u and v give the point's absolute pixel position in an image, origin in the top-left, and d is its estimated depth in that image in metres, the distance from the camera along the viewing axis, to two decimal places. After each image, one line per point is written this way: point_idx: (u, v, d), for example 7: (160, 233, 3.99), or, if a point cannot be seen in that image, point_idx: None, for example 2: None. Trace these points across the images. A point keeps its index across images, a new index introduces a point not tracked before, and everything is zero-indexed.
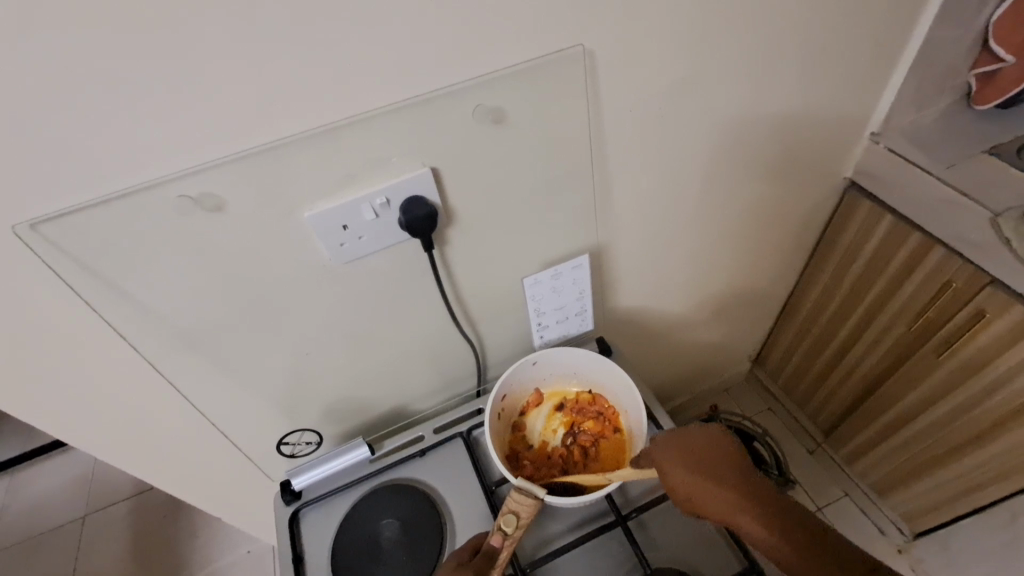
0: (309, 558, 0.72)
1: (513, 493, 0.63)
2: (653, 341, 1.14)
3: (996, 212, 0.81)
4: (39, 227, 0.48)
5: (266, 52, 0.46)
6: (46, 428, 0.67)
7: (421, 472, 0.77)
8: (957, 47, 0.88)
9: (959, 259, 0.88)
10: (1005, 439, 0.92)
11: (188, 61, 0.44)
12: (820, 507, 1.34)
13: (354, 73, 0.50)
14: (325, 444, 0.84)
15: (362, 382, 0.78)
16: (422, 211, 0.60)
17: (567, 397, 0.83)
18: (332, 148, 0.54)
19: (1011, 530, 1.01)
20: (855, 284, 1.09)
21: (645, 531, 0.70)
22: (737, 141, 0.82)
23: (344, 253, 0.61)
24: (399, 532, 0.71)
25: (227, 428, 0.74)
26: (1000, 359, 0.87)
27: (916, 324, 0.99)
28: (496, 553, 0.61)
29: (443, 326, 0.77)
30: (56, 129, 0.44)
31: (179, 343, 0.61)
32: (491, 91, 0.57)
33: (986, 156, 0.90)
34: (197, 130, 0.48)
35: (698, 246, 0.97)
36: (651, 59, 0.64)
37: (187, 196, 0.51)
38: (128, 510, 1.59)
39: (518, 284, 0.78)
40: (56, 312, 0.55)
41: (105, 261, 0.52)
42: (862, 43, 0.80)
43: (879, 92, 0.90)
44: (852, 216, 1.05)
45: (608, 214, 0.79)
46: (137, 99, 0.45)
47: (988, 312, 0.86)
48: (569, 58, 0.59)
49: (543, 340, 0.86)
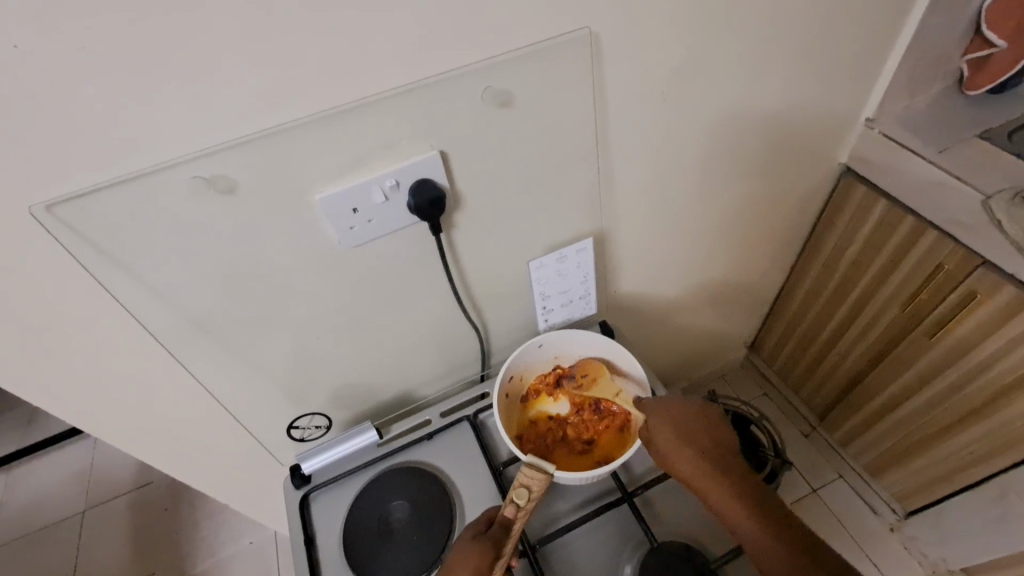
0: (320, 539, 0.73)
1: (524, 467, 0.65)
2: (652, 327, 1.15)
3: (988, 195, 0.83)
4: (54, 209, 0.48)
5: (279, 34, 0.47)
6: (57, 411, 0.67)
7: (427, 455, 0.79)
8: (950, 32, 0.89)
9: (950, 240, 0.90)
10: (999, 415, 0.94)
11: (201, 43, 0.45)
12: (815, 488, 1.38)
13: (367, 59, 0.51)
14: (334, 428, 0.85)
15: (370, 367, 0.79)
16: (432, 193, 0.61)
17: (547, 377, 0.83)
18: (344, 132, 0.54)
19: (1003, 506, 1.02)
20: (850, 269, 1.11)
21: (650, 506, 0.71)
22: (735, 127, 0.83)
23: (354, 236, 0.62)
24: (410, 512, 0.73)
25: (236, 411, 0.75)
26: (990, 338, 0.89)
27: (909, 306, 1.01)
28: (510, 524, 0.62)
29: (450, 311, 0.78)
30: (74, 111, 0.44)
31: (191, 327, 0.62)
32: (498, 74, 0.58)
33: (979, 141, 0.92)
34: (210, 112, 0.48)
35: (698, 231, 0.98)
36: (654, 44, 0.65)
37: (201, 176, 0.51)
38: (128, 504, 1.58)
39: (522, 268, 0.79)
40: (70, 293, 0.56)
41: (119, 244, 0.52)
42: (859, 27, 0.81)
43: (873, 78, 0.92)
44: (846, 201, 1.07)
45: (610, 198, 0.80)
46: (150, 81, 0.45)
47: (980, 292, 0.88)
48: (574, 42, 0.60)
49: (547, 324, 0.88)
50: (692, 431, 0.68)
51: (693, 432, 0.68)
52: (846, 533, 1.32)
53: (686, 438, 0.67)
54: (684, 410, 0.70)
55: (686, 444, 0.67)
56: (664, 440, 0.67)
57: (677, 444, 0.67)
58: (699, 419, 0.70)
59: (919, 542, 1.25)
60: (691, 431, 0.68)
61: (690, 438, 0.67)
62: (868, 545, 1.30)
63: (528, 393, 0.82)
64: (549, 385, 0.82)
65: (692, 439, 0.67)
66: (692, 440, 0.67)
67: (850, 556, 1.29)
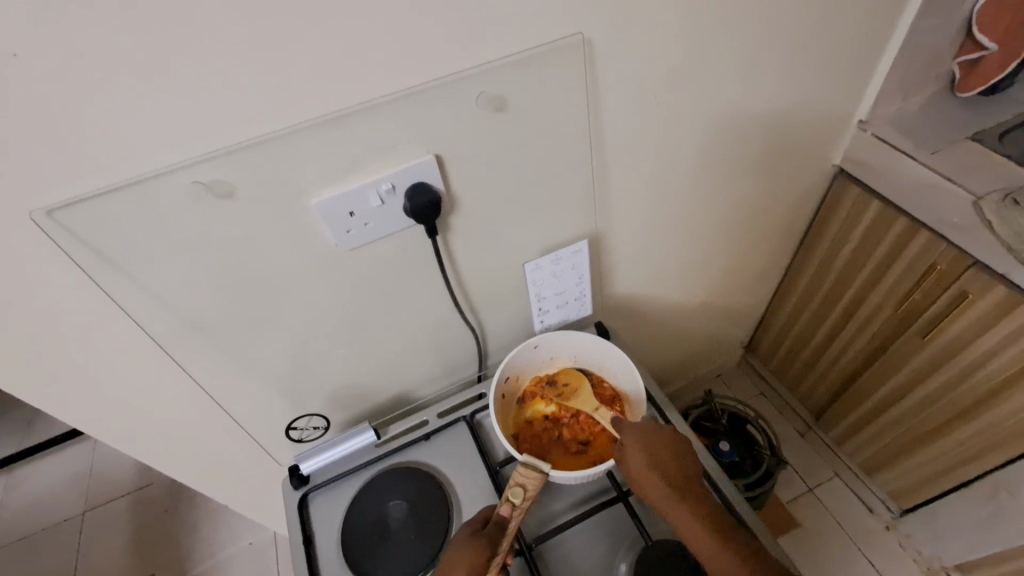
0: (319, 539, 0.73)
1: (519, 467, 0.66)
2: (649, 327, 1.16)
3: (979, 195, 0.84)
4: (55, 214, 0.49)
5: (277, 41, 0.47)
6: (57, 412, 0.68)
7: (424, 455, 0.79)
8: (941, 35, 0.90)
9: (942, 241, 0.91)
10: (991, 414, 0.95)
11: (199, 51, 0.45)
12: (811, 487, 1.39)
13: (363, 65, 0.52)
14: (332, 429, 0.85)
15: (367, 368, 0.80)
16: (428, 196, 0.61)
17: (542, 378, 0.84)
18: (341, 137, 0.55)
19: (995, 504, 1.03)
20: (844, 269, 1.12)
21: (645, 505, 0.72)
22: (727, 130, 0.84)
23: (351, 239, 0.62)
24: (408, 512, 0.73)
25: (234, 413, 0.76)
26: (982, 337, 0.90)
27: (903, 305, 1.02)
28: (506, 523, 0.63)
29: (447, 313, 0.79)
30: (74, 117, 0.45)
31: (190, 329, 0.63)
32: (493, 80, 0.59)
33: (970, 142, 0.93)
34: (209, 119, 0.49)
35: (692, 232, 0.99)
36: (647, 48, 0.66)
37: (200, 181, 0.52)
38: (127, 506, 1.59)
39: (519, 270, 0.80)
40: (72, 296, 0.56)
41: (118, 247, 0.53)
42: (850, 30, 0.82)
43: (865, 80, 0.93)
44: (840, 202, 1.08)
45: (605, 200, 0.81)
46: (149, 88, 0.46)
47: (971, 291, 0.88)
48: (568, 47, 0.61)
49: (544, 325, 0.89)
50: (665, 458, 0.67)
51: (667, 459, 0.67)
52: (842, 531, 1.33)
53: (658, 466, 0.66)
54: (657, 437, 0.69)
55: (657, 471, 0.65)
56: (635, 468, 0.66)
57: (648, 471, 0.66)
58: (673, 446, 0.68)
59: (914, 540, 1.26)
60: (665, 459, 0.67)
61: (663, 466, 0.66)
62: (864, 543, 1.31)
63: (523, 393, 0.83)
64: (545, 386, 0.83)
65: (665, 468, 0.66)
66: (665, 469, 0.66)
67: (846, 554, 1.30)
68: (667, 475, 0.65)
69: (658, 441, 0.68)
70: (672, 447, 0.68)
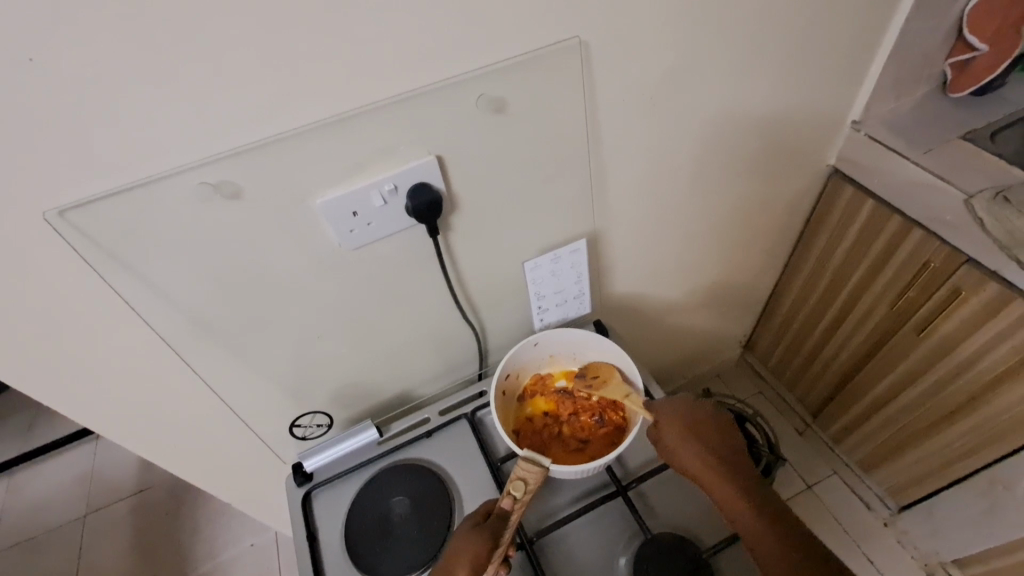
0: (322, 535, 0.74)
1: (521, 462, 0.67)
2: (647, 326, 1.17)
3: (970, 193, 0.85)
4: (67, 214, 0.50)
5: (282, 46, 0.49)
6: (65, 410, 0.69)
7: (426, 452, 0.80)
8: (933, 37, 0.92)
9: (935, 239, 0.92)
10: (986, 409, 0.96)
11: (207, 56, 0.47)
12: (810, 485, 1.40)
13: (366, 69, 0.53)
14: (335, 427, 0.86)
15: (370, 366, 0.81)
16: (429, 196, 0.63)
17: (543, 377, 0.86)
18: (345, 139, 0.57)
19: (990, 499, 1.04)
20: (840, 268, 1.13)
21: (644, 499, 0.74)
22: (723, 131, 0.85)
23: (354, 238, 0.64)
24: (410, 508, 0.74)
25: (239, 410, 0.77)
26: (975, 333, 0.91)
27: (898, 303, 1.03)
28: (508, 515, 0.64)
29: (448, 311, 0.80)
30: (86, 120, 0.46)
31: (197, 328, 0.64)
32: (492, 82, 0.60)
33: (962, 141, 0.94)
34: (216, 121, 0.51)
35: (690, 231, 1.00)
36: (643, 51, 0.68)
37: (207, 182, 0.53)
38: (129, 508, 1.59)
39: (519, 269, 0.81)
40: (81, 296, 0.58)
41: (127, 247, 0.54)
42: (842, 33, 0.84)
43: (858, 81, 0.94)
44: (835, 201, 1.09)
45: (603, 200, 0.82)
46: (158, 92, 0.47)
47: (965, 288, 0.90)
48: (565, 51, 0.62)
49: (544, 323, 0.90)
50: (703, 430, 0.69)
51: (705, 432, 0.69)
52: (841, 528, 1.34)
53: (695, 438, 0.68)
54: (694, 411, 0.71)
55: (694, 442, 0.68)
56: (672, 439, 0.69)
57: (686, 442, 0.68)
58: (711, 420, 0.71)
59: (912, 536, 1.27)
60: (703, 431, 0.69)
61: (700, 438, 0.68)
62: (862, 540, 1.32)
63: (523, 392, 0.85)
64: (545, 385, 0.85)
65: (703, 440, 0.68)
66: (704, 441, 0.68)
67: (845, 552, 1.31)
68: (704, 445, 0.68)
69: (695, 415, 0.71)
70: (710, 420, 0.70)
